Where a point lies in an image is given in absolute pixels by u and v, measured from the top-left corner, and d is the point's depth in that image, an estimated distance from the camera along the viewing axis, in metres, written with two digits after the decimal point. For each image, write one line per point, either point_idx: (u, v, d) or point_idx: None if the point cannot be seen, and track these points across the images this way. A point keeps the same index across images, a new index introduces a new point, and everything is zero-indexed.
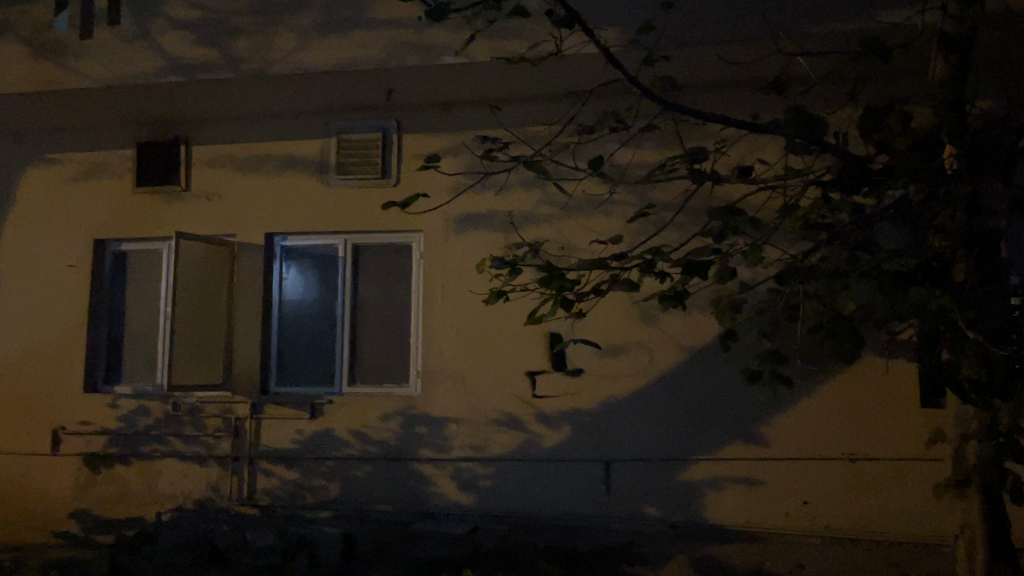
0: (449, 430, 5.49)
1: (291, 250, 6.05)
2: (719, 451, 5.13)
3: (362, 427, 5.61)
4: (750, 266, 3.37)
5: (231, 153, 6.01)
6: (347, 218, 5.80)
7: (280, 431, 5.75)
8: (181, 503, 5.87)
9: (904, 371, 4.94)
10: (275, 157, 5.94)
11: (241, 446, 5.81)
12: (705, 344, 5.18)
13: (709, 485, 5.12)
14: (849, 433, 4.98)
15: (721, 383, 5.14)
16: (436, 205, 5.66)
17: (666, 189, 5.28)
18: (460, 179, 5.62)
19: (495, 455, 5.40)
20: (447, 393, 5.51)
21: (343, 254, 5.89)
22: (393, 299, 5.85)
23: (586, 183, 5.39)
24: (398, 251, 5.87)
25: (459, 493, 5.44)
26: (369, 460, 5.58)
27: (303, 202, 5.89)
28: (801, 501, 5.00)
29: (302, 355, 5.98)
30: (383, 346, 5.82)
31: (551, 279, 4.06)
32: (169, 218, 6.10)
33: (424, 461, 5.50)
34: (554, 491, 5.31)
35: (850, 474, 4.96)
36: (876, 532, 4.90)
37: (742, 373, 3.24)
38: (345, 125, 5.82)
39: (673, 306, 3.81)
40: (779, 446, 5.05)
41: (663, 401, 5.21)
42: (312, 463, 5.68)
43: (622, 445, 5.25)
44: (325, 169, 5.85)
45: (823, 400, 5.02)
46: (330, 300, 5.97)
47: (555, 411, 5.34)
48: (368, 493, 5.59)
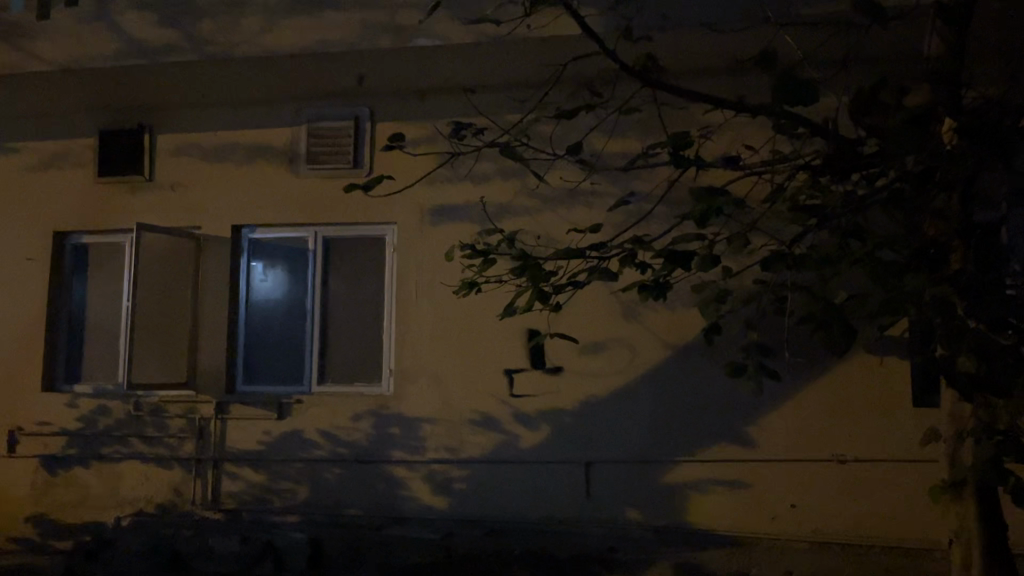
0: (422, 431, 5.25)
1: (259, 244, 5.80)
2: (703, 452, 4.92)
3: (332, 428, 5.36)
4: (735, 253, 3.15)
5: (196, 142, 5.77)
6: (317, 209, 5.57)
7: (246, 431, 5.50)
8: (143, 507, 5.61)
9: (895, 367, 4.75)
10: (243, 146, 5.71)
11: (205, 447, 5.55)
12: (689, 340, 4.97)
13: (693, 488, 4.91)
14: (839, 434, 4.78)
15: (706, 381, 4.94)
16: (409, 196, 5.43)
17: (649, 180, 5.08)
18: (435, 169, 5.39)
19: (470, 456, 5.17)
20: (421, 391, 5.28)
21: (313, 247, 5.65)
22: (365, 294, 5.61)
23: (565, 171, 5.17)
24: (370, 245, 5.63)
25: (432, 496, 5.21)
26: (339, 462, 5.34)
27: (272, 193, 5.65)
28: (789, 505, 4.80)
29: (271, 352, 5.72)
30: (355, 343, 5.58)
31: (525, 270, 3.84)
32: (133, 210, 5.85)
33: (396, 463, 5.27)
34: (531, 495, 5.09)
35: (840, 477, 4.76)
36: (867, 537, 4.70)
37: (725, 367, 2.99)
38: (315, 113, 5.60)
39: (654, 298, 3.59)
40: (766, 448, 4.84)
41: (645, 400, 5.00)
42: (280, 465, 5.43)
43: (603, 447, 5.03)
44: (294, 159, 5.62)
45: (811, 399, 4.82)
46: (300, 295, 5.72)
47: (532, 411, 5.12)
48: (338, 497, 5.35)
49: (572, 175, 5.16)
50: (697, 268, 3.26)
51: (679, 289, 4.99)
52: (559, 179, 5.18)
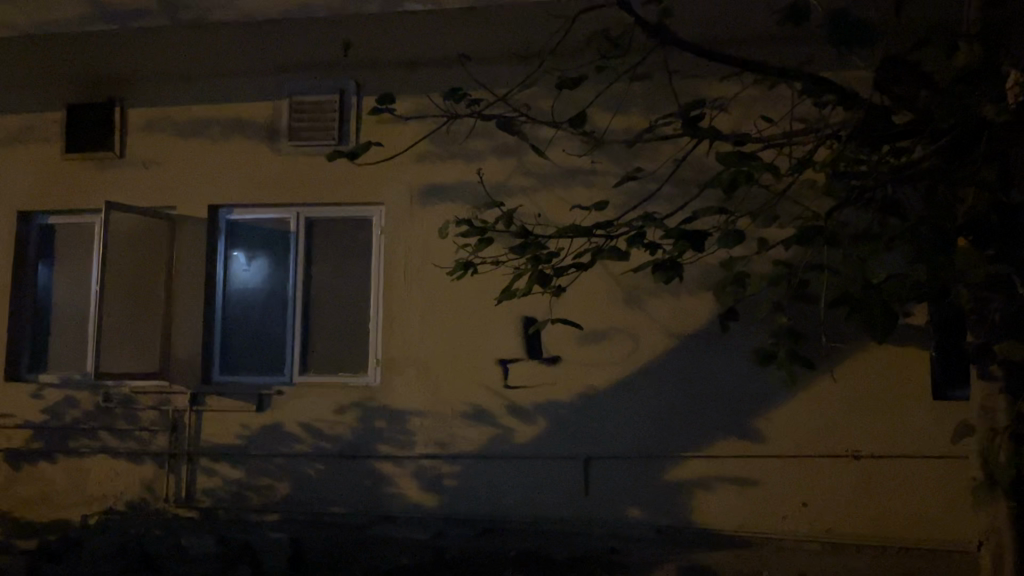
0: (410, 424, 4.94)
1: (238, 226, 5.47)
2: (709, 448, 4.63)
3: (314, 421, 5.04)
4: (761, 228, 2.86)
5: (172, 118, 5.42)
6: (299, 189, 5.24)
7: (223, 424, 5.17)
8: (112, 505, 5.27)
9: (915, 357, 4.47)
10: (220, 121, 5.36)
11: (180, 441, 5.22)
12: (695, 329, 4.68)
13: (699, 485, 4.62)
14: (853, 428, 4.51)
15: (713, 371, 4.65)
16: (398, 174, 5.10)
17: (653, 158, 4.78)
18: (426, 146, 5.07)
19: (462, 451, 4.86)
20: (410, 382, 4.96)
21: (295, 229, 5.32)
22: (350, 279, 5.27)
23: (566, 147, 4.87)
24: (356, 227, 5.30)
25: (421, 494, 4.90)
26: (322, 458, 5.02)
27: (251, 171, 5.31)
28: (800, 503, 4.52)
29: (250, 341, 5.39)
30: (339, 331, 5.25)
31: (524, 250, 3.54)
32: (102, 188, 5.49)
33: (383, 459, 4.95)
34: (527, 492, 4.78)
35: (854, 473, 4.49)
36: (884, 537, 4.43)
37: (752, 352, 2.72)
38: (298, 86, 5.27)
39: (667, 280, 3.31)
40: (776, 443, 4.56)
41: (647, 391, 4.70)
42: (258, 460, 5.11)
43: (603, 441, 4.73)
44: (275, 135, 5.28)
45: (825, 391, 4.54)
46: (280, 281, 5.39)
47: (528, 403, 4.82)
48: (321, 495, 5.03)
49: (572, 151, 4.85)
50: (719, 245, 2.96)
51: (685, 274, 4.70)
52: (558, 156, 4.86)
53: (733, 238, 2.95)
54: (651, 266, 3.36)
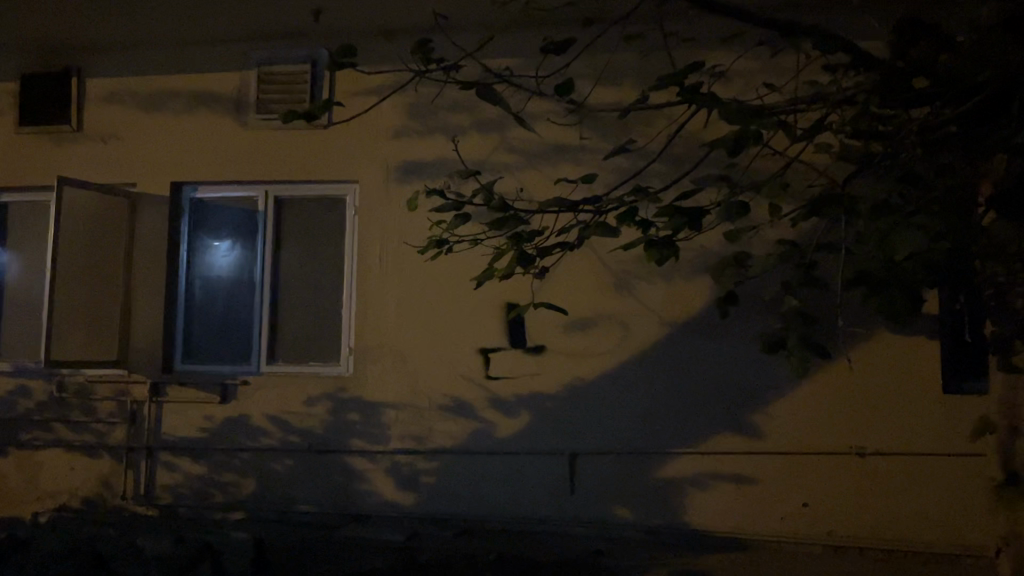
0: (384, 417, 4.62)
1: (203, 205, 5.11)
2: (703, 444, 4.33)
3: (282, 413, 4.72)
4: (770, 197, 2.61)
5: (133, 88, 5.08)
6: (268, 165, 4.90)
7: (185, 417, 4.84)
8: (66, 502, 4.93)
9: (923, 348, 4.19)
10: (184, 92, 5.02)
11: (139, 434, 4.89)
12: (689, 317, 4.38)
13: (691, 483, 4.33)
14: (857, 423, 4.22)
15: (708, 361, 4.35)
16: (373, 150, 4.77)
17: (647, 132, 4.47)
18: (404, 120, 4.74)
19: (439, 446, 4.55)
20: (384, 373, 4.64)
21: (263, 208, 4.98)
22: (322, 262, 4.93)
23: (553, 119, 4.54)
24: (328, 206, 4.96)
25: (395, 491, 4.59)
26: (290, 453, 4.70)
27: (216, 146, 4.96)
28: (800, 503, 4.24)
29: (216, 327, 5.05)
30: (310, 317, 4.91)
31: (503, 225, 3.22)
32: (57, 164, 5.14)
33: (355, 453, 4.63)
34: (507, 490, 4.47)
35: (857, 472, 4.20)
36: (889, 540, 4.15)
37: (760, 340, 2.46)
38: (267, 55, 4.93)
39: (661, 259, 3.02)
40: (774, 439, 4.27)
41: (638, 383, 4.40)
42: (222, 455, 4.78)
43: (589, 436, 4.42)
44: (242, 107, 4.94)
45: (827, 383, 4.25)
46: (247, 263, 5.04)
47: (511, 396, 4.50)
48: (288, 492, 4.70)
49: (560, 124, 4.53)
50: (721, 219, 2.70)
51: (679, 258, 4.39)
52: (545, 131, 4.54)
53: (738, 209, 2.70)
54: (643, 244, 3.05)
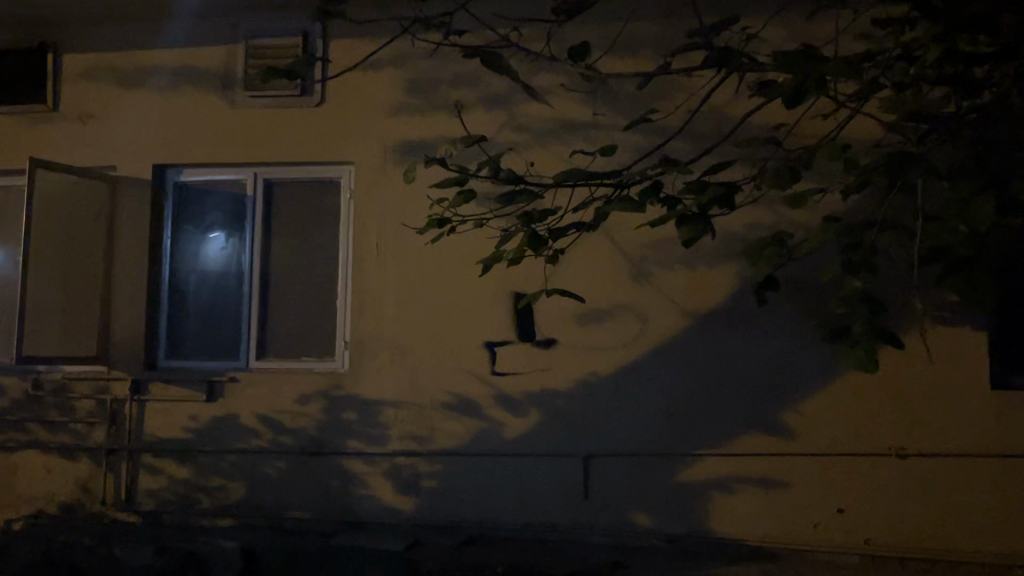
0: (383, 417, 4.28)
1: (188, 189, 4.76)
2: (729, 445, 3.98)
3: (273, 412, 4.38)
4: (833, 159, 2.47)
5: (113, 65, 4.74)
6: (257, 145, 4.56)
7: (169, 416, 4.50)
8: (43, 508, 4.60)
9: (968, 340, 3.85)
10: (167, 68, 4.68)
11: (119, 435, 4.55)
12: (713, 307, 4.03)
13: (716, 487, 3.98)
14: (897, 422, 3.88)
15: (733, 355, 4.01)
16: (370, 128, 4.43)
17: (666, 105, 4.12)
18: (402, 97, 4.40)
19: (442, 448, 4.21)
20: (383, 369, 4.30)
21: (252, 191, 4.64)
22: (314, 249, 4.59)
23: (564, 92, 4.18)
24: (321, 190, 4.61)
25: (396, 496, 4.24)
26: (282, 455, 4.36)
27: (202, 126, 4.62)
28: (835, 509, 3.90)
29: (201, 319, 4.71)
30: (301, 310, 4.56)
31: (512, 200, 2.87)
32: (32, 147, 4.80)
33: (352, 456, 4.29)
34: (516, 495, 4.13)
35: (897, 474, 3.86)
36: (932, 549, 3.81)
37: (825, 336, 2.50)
38: (256, 29, 4.60)
39: (695, 236, 2.69)
40: (807, 439, 3.93)
41: (658, 378, 4.06)
42: (209, 457, 4.44)
43: (604, 437, 4.08)
44: (229, 84, 4.61)
45: (863, 378, 3.91)
46: (234, 251, 4.70)
47: (519, 393, 4.16)
48: (279, 498, 4.36)
49: (572, 99, 4.18)
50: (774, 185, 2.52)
51: (701, 245, 4.05)
52: (555, 105, 4.19)
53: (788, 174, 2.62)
54: (674, 221, 2.73)
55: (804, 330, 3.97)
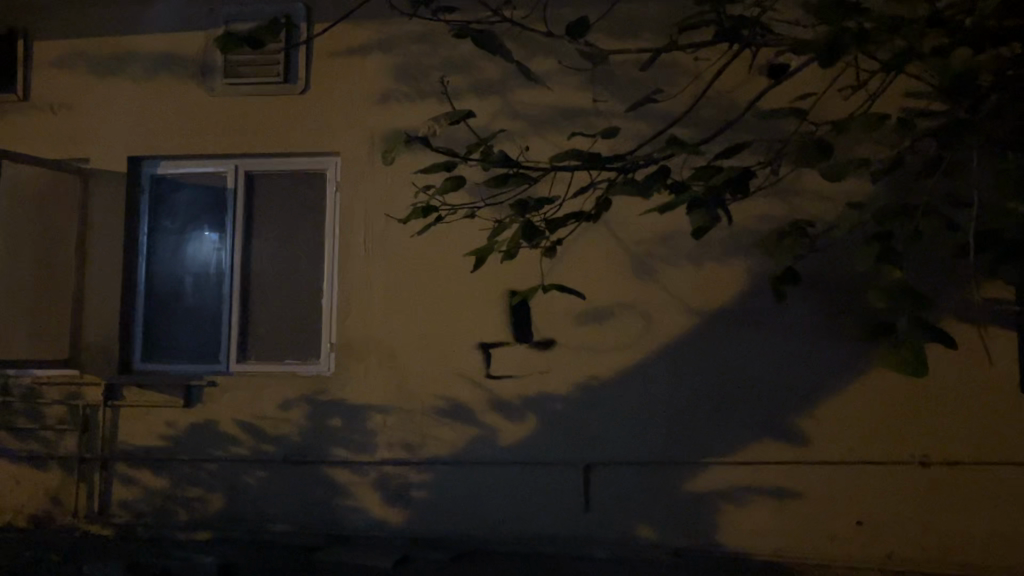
0: (371, 423, 4.02)
1: (165, 183, 4.50)
2: (740, 453, 3.72)
3: (254, 419, 4.13)
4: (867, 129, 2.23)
5: (85, 51, 4.48)
6: (237, 136, 4.30)
7: (144, 423, 4.24)
8: (11, 520, 4.34)
9: (994, 341, 3.61)
10: (142, 54, 4.42)
11: (92, 442, 4.29)
12: (721, 305, 3.78)
13: (726, 498, 3.72)
14: (919, 428, 3.63)
15: (742, 356, 3.76)
16: (356, 117, 4.18)
17: (670, 91, 3.87)
18: (391, 84, 4.15)
19: (434, 456, 3.95)
20: (370, 373, 4.04)
21: (232, 184, 4.38)
22: (298, 245, 4.33)
23: (562, 78, 3.94)
24: (306, 182, 4.36)
25: (384, 507, 3.98)
26: (264, 464, 4.10)
27: (180, 116, 4.36)
28: (854, 522, 3.64)
29: (179, 321, 4.45)
30: (284, 310, 4.31)
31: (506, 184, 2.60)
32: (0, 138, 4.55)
33: (337, 464, 4.03)
34: (512, 506, 3.87)
35: (920, 483, 3.61)
36: (958, 565, 3.55)
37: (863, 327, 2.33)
38: (236, 13, 4.35)
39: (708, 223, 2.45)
40: (823, 446, 3.68)
41: (662, 382, 3.80)
42: (187, 466, 4.18)
43: (606, 444, 3.82)
44: (208, 71, 4.35)
45: (882, 381, 3.66)
46: (214, 248, 4.44)
47: (515, 397, 3.90)
48: (260, 510, 4.10)
49: (570, 84, 3.93)
50: (800, 161, 2.29)
51: (708, 240, 3.80)
52: (552, 92, 3.94)
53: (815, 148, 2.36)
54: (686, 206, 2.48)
55: (820, 331, 3.72)
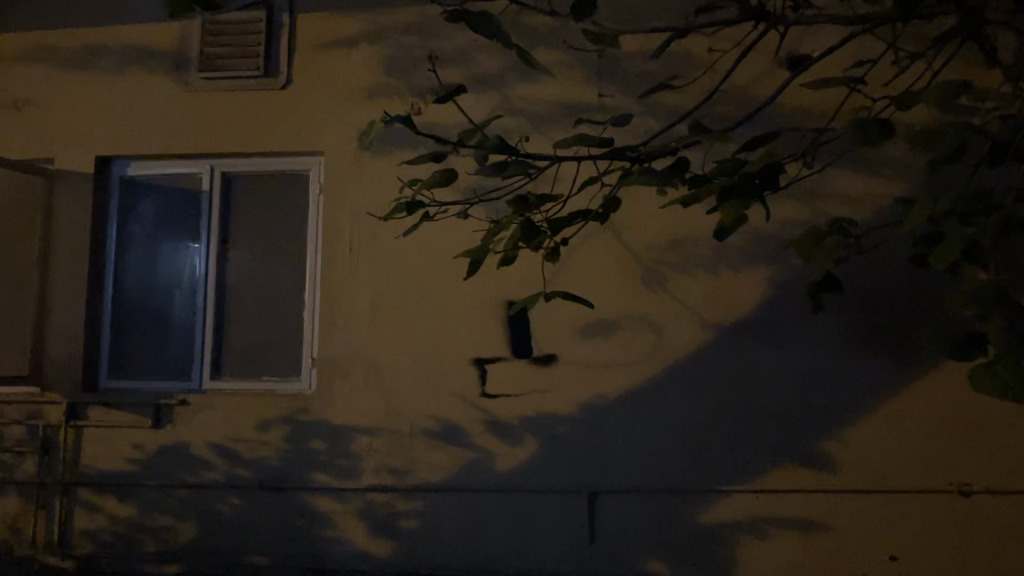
0: (355, 446, 3.68)
1: (136, 186, 4.18)
2: (760, 480, 3.38)
3: (229, 441, 3.78)
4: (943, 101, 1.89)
5: (52, 44, 4.17)
6: (213, 134, 3.98)
7: (110, 445, 3.90)
8: None
9: None
10: (113, 47, 4.11)
11: (53, 466, 3.94)
12: (738, 317, 3.46)
13: (746, 530, 3.37)
14: (958, 453, 3.31)
15: (762, 374, 3.43)
16: (341, 113, 3.86)
17: (682, 84, 3.56)
18: (379, 77, 3.84)
19: (424, 482, 3.61)
20: (355, 391, 3.70)
21: (208, 186, 4.06)
22: (277, 252, 4.00)
23: (564, 71, 3.63)
24: (287, 184, 4.04)
25: (369, 539, 3.63)
26: (239, 490, 3.75)
27: (153, 113, 4.04)
28: (887, 557, 3.30)
29: (150, 335, 4.11)
30: (263, 322, 3.98)
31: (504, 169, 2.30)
32: None
33: (318, 491, 3.68)
34: (510, 538, 3.52)
35: (961, 515, 3.27)
36: None
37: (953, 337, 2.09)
38: None
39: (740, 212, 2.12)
40: (852, 473, 3.34)
41: (675, 402, 3.46)
42: (155, 492, 3.83)
43: (614, 470, 3.48)
44: (182, 63, 4.05)
45: (916, 401, 3.35)
46: (188, 257, 4.11)
47: (513, 418, 3.56)
48: (234, 541, 3.74)
49: (573, 77, 3.62)
50: (855, 143, 1.97)
51: (724, 246, 3.48)
52: (554, 85, 3.63)
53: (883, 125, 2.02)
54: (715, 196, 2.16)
55: (847, 346, 3.40)
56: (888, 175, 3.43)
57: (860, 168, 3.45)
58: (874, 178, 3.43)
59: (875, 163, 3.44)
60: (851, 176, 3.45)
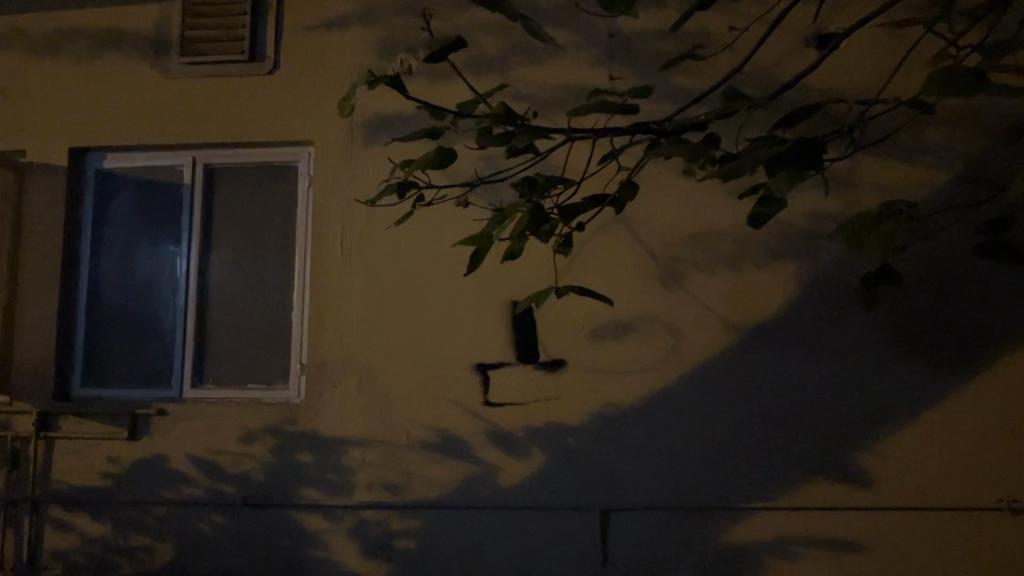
0: (347, 459, 3.39)
1: (112, 181, 3.90)
2: (789, 496, 3.09)
3: (211, 454, 3.49)
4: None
5: (23, 28, 3.90)
6: (194, 123, 3.71)
7: (83, 459, 3.60)
8: None
9: None
10: (88, 31, 3.83)
11: (22, 482, 3.64)
12: (763, 317, 3.17)
13: (776, 552, 3.07)
14: (1005, 466, 3.02)
15: (788, 380, 3.14)
16: (330, 100, 3.58)
17: (699, 65, 3.28)
18: (371, 61, 3.56)
19: (421, 499, 3.31)
20: (347, 399, 3.41)
21: (189, 179, 3.78)
22: (263, 249, 3.72)
23: (571, 51, 3.35)
24: (274, 176, 3.76)
25: (361, 560, 3.33)
26: (221, 508, 3.46)
27: (130, 100, 3.76)
28: None
29: (126, 339, 3.82)
30: (247, 325, 3.69)
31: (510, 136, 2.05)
32: None
33: (306, 509, 3.39)
34: (515, 560, 3.22)
35: (1009, 534, 2.98)
36: None
37: None
38: None
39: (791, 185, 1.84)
40: (889, 488, 3.05)
41: (694, 410, 3.17)
42: (131, 510, 3.54)
43: (629, 486, 3.19)
44: (161, 48, 3.77)
45: (957, 409, 3.06)
46: (167, 255, 3.83)
47: (518, 428, 3.27)
48: (215, 564, 3.45)
49: (581, 59, 3.35)
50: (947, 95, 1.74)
51: (746, 241, 3.20)
52: (561, 68, 3.36)
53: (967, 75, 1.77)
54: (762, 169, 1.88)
55: (882, 350, 3.11)
56: (924, 164, 3.16)
57: (893, 156, 3.18)
58: (908, 167, 3.16)
59: (910, 150, 3.17)
60: (884, 164, 3.17)
